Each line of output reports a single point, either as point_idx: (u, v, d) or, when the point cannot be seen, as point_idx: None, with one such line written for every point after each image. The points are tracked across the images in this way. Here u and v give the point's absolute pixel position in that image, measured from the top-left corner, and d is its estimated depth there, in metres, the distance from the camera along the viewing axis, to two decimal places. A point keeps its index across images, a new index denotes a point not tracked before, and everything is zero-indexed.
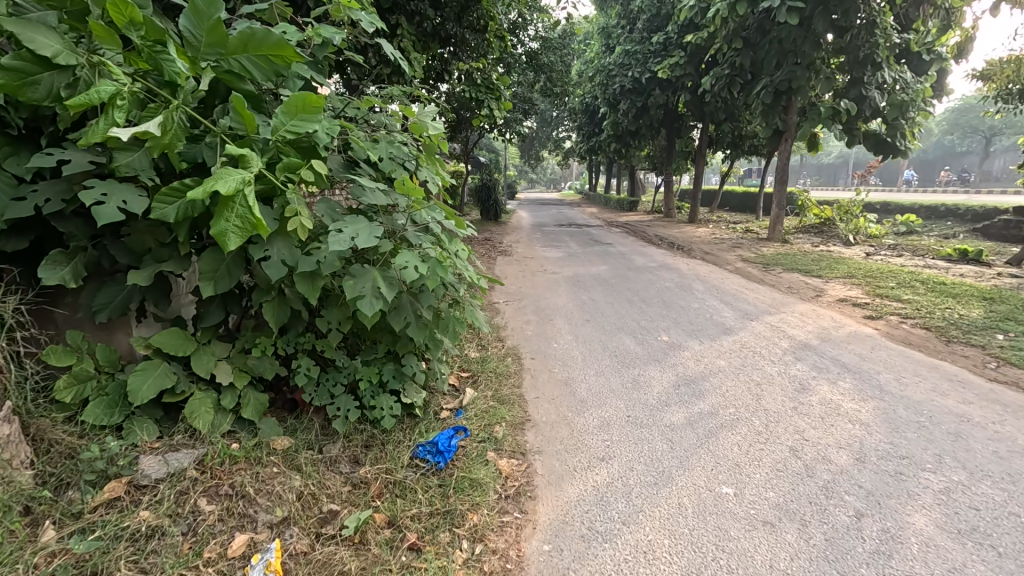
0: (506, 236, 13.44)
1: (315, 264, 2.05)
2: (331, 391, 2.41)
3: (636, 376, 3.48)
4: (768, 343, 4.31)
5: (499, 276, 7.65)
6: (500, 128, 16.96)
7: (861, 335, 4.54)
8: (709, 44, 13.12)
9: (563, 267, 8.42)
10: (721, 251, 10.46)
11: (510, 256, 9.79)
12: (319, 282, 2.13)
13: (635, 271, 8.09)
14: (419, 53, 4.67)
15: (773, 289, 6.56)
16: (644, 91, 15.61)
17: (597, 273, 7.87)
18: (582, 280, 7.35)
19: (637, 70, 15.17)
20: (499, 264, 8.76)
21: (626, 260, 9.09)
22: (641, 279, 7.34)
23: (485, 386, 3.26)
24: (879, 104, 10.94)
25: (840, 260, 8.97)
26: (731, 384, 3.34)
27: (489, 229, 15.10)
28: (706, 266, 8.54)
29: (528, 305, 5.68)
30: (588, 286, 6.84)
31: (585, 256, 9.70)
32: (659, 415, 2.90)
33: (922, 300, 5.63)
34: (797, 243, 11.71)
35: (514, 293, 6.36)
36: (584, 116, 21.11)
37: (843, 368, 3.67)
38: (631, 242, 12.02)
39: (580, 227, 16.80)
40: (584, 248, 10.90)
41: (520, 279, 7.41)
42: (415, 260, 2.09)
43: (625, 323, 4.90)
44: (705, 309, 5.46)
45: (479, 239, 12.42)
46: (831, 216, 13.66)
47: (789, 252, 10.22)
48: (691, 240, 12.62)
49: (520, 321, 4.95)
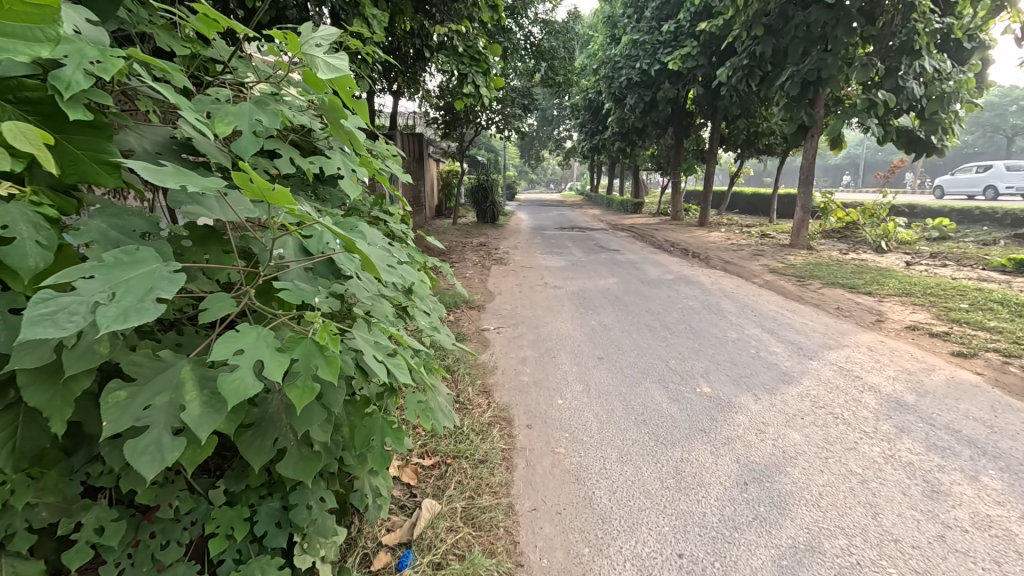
0: (503, 240, 12.33)
1: (48, 356, 0.93)
2: (157, 557, 1.28)
3: (678, 466, 2.40)
4: (845, 397, 3.21)
5: (492, 292, 6.52)
6: (498, 123, 15.81)
7: (964, 384, 3.43)
8: (725, 31, 12.04)
9: (567, 279, 7.28)
10: (743, 260, 9.34)
11: (505, 265, 8.67)
12: (72, 387, 1.00)
13: (649, 284, 6.99)
14: (380, 10, 3.57)
15: (819, 312, 5.44)
16: (653, 84, 14.48)
17: (606, 288, 6.74)
18: (589, 297, 6.22)
19: (645, 61, 14.01)
20: (492, 276, 7.65)
21: (637, 272, 7.95)
22: (659, 296, 6.22)
23: (458, 486, 2.20)
24: (919, 96, 9.83)
25: (883, 272, 7.85)
26: (821, 483, 2.25)
27: (484, 232, 13.97)
28: (731, 279, 7.40)
29: (525, 334, 4.57)
30: (598, 305, 5.74)
31: (591, 266, 8.61)
32: (732, 558, 1.81)
33: (1016, 329, 4.51)
34: (824, 250, 10.61)
35: (509, 316, 5.24)
36: (586, 113, 20.01)
37: (972, 447, 2.56)
38: (640, 249, 10.92)
39: (583, 230, 15.67)
40: (588, 256, 9.76)
41: (516, 296, 6.29)
42: (261, 347, 0.92)
43: (649, 362, 3.81)
44: (746, 342, 4.34)
45: (473, 245, 11.31)
46: (857, 220, 12.57)
47: (820, 262, 9.10)
48: (706, 246, 11.52)
49: (514, 360, 3.84)
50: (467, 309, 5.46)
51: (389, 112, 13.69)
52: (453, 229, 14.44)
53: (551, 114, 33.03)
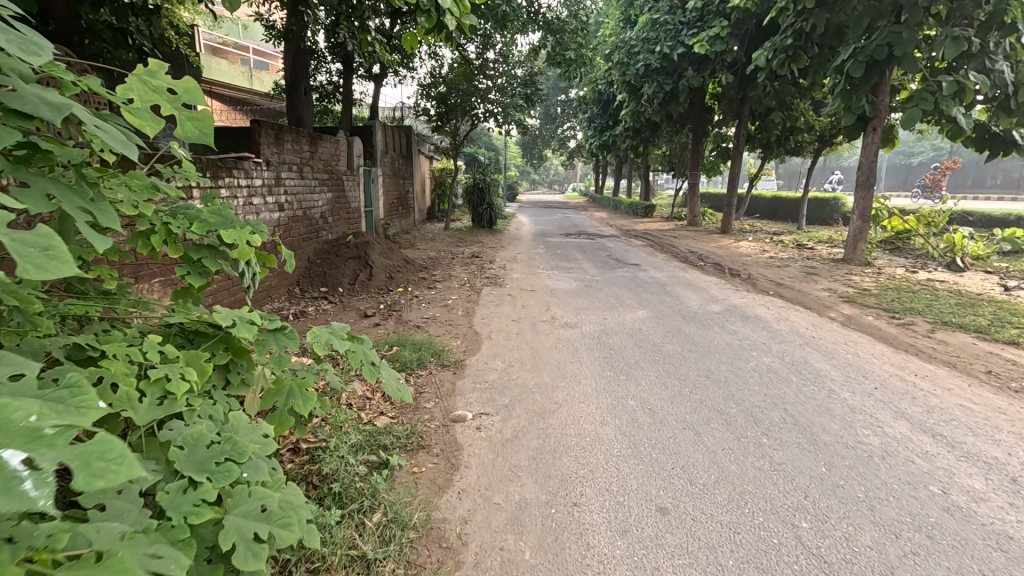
0: (501, 251, 10.52)
1: None
2: None
3: None
4: None
5: (479, 332, 4.72)
6: (498, 116, 13.97)
7: None
8: (764, 7, 10.22)
9: (580, 312, 5.44)
10: (797, 281, 7.51)
11: (501, 286, 6.87)
12: None
13: (693, 321, 5.15)
14: None
15: (970, 382, 3.58)
16: (675, 70, 12.58)
17: (636, 326, 4.91)
18: (611, 342, 4.40)
19: (666, 44, 12.10)
20: (481, 304, 5.82)
21: (671, 300, 6.09)
22: (712, 344, 4.40)
23: None
24: (1011, 79, 7.94)
25: (992, 301, 6.00)
26: None
27: (480, 240, 12.15)
28: (800, 314, 5.53)
29: (524, 431, 2.78)
30: (635, 361, 3.93)
31: (609, 289, 6.81)
32: None
33: None
34: (888, 267, 8.78)
35: (499, 384, 3.45)
36: (596, 106, 18.19)
37: None
38: (665, 264, 9.11)
39: (591, 237, 13.87)
40: (604, 274, 7.93)
41: (510, 339, 4.51)
42: None
43: (760, 528, 1.99)
44: (903, 459, 2.52)
45: (464, 256, 9.49)
46: (909, 230, 11.01)
47: (895, 284, 7.26)
48: (742, 260, 9.69)
49: (500, 518, 2.06)
50: (441, 372, 3.69)
51: (372, 99, 11.94)
52: (444, 235, 12.63)
53: (555, 111, 31.07)
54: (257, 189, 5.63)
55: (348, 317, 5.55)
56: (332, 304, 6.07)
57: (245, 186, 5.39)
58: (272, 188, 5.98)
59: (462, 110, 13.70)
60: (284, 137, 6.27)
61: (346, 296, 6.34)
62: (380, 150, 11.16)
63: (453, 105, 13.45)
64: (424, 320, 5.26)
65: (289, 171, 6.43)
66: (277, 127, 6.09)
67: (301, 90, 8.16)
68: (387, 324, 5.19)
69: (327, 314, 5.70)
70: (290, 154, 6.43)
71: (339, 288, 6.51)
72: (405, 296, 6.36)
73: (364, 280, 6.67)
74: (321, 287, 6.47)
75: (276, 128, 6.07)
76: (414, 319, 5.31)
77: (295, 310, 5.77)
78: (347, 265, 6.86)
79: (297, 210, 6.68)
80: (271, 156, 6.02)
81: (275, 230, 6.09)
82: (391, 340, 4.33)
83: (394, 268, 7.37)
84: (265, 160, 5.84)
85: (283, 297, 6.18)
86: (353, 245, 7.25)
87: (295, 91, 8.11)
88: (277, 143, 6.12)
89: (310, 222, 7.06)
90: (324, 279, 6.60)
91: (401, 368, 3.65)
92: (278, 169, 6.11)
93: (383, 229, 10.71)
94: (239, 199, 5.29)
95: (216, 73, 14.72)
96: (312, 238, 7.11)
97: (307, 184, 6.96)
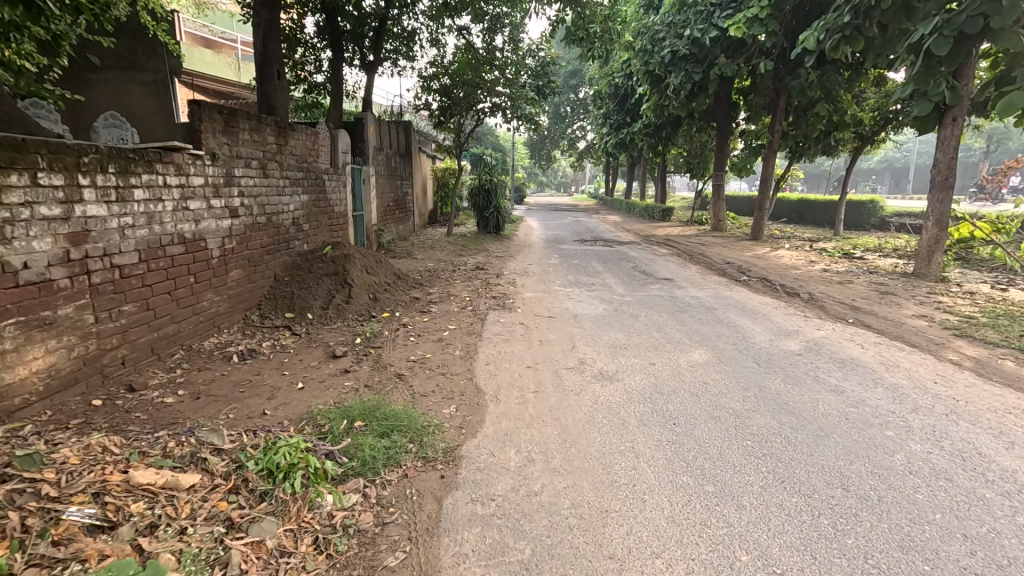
0: (510, 261, 9.20)
1: None
2: None
3: None
4: None
5: (482, 391, 3.36)
6: (506, 111, 12.66)
7: None
8: None
9: (618, 354, 4.09)
10: (875, 304, 6.14)
11: (511, 310, 5.57)
12: None
13: (773, 370, 3.78)
14: None
15: None
16: (705, 57, 11.19)
17: (700, 381, 3.55)
18: (673, 412, 3.04)
19: (696, 27, 10.71)
20: (485, 340, 4.48)
21: (730, 334, 4.71)
22: (818, 413, 3.03)
23: None
24: None
25: None
26: None
27: (486, 248, 10.81)
28: (912, 356, 4.14)
29: None
30: (721, 452, 2.58)
31: (644, 314, 5.51)
32: None
33: None
34: (970, 284, 7.38)
35: (512, 512, 2.11)
36: (612, 102, 16.89)
37: None
38: (702, 278, 7.78)
39: (609, 244, 12.54)
40: (634, 293, 6.61)
41: (526, 402, 3.21)
42: None
43: None
44: None
45: (467, 269, 8.20)
46: (964, 241, 9.72)
47: (1000, 307, 5.86)
48: (790, 273, 8.34)
49: None
50: (421, 478, 2.35)
51: (365, 89, 10.68)
52: (446, 243, 11.30)
53: (564, 111, 29.68)
54: (196, 191, 4.35)
55: (313, 357, 4.23)
56: (295, 337, 4.76)
57: (175, 186, 4.10)
58: (219, 188, 4.69)
59: (467, 104, 12.40)
60: (239, 125, 4.98)
61: (316, 325, 5.02)
62: (373, 147, 9.88)
63: (457, 99, 12.22)
64: (408, 365, 3.92)
65: (247, 168, 5.14)
66: (228, 111, 4.80)
67: (275, 73, 6.88)
68: (360, 371, 3.86)
69: (285, 351, 4.38)
70: (247, 147, 5.14)
71: (308, 314, 5.20)
72: (390, 325, 5.04)
73: (339, 304, 5.34)
74: (286, 313, 5.20)
75: (227, 112, 4.78)
76: (396, 364, 3.98)
77: (246, 347, 4.46)
78: (321, 283, 5.55)
79: (260, 217, 5.40)
80: (219, 148, 4.73)
81: (225, 242, 4.80)
82: (355, 408, 3.00)
83: (379, 286, 6.04)
84: (209, 153, 4.56)
85: (235, 327, 4.88)
86: (329, 259, 5.95)
87: (267, 74, 6.82)
88: (228, 132, 4.84)
89: (278, 230, 5.77)
90: (290, 303, 5.31)
91: (357, 473, 2.31)
92: (229, 163, 4.82)
93: (374, 236, 9.40)
94: (166, 202, 4.00)
95: (200, 64, 13.45)
96: (280, 251, 5.80)
97: (273, 184, 5.66)
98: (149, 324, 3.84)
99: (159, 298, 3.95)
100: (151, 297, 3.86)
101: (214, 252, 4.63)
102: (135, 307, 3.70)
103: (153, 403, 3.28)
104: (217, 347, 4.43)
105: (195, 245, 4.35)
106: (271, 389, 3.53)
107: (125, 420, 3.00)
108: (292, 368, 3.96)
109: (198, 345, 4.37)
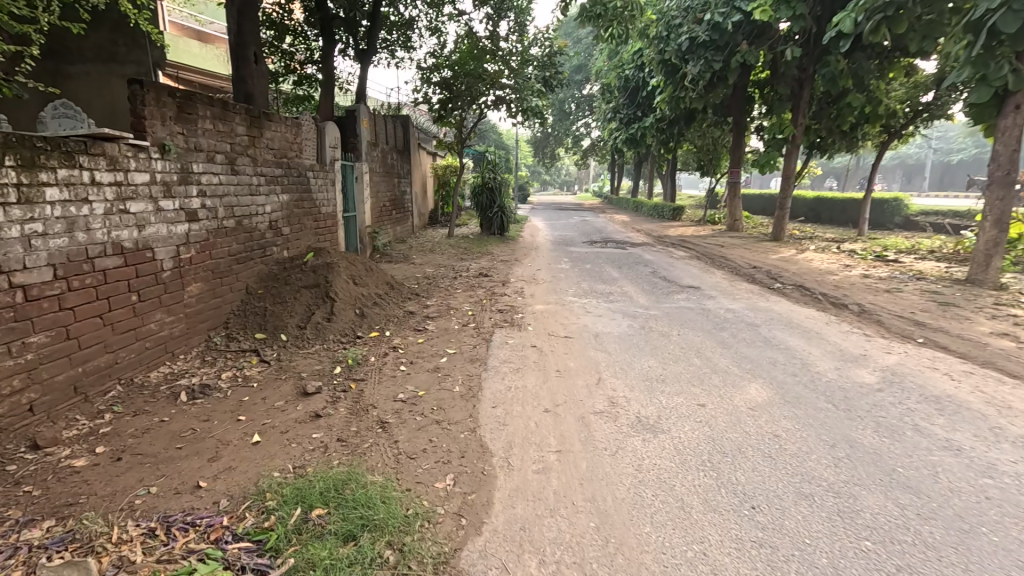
0: (515, 266, 8.39)
1: None
2: None
3: None
4: None
5: (488, 451, 2.57)
6: (510, 104, 11.88)
7: None
8: None
9: (657, 392, 3.28)
10: (940, 318, 5.30)
11: (519, 328, 4.78)
12: None
13: (858, 417, 2.97)
14: None
15: None
16: (726, 44, 10.36)
17: (770, 435, 2.74)
18: (749, 489, 2.24)
19: (717, 10, 9.87)
20: (490, 370, 3.68)
21: (787, 361, 3.90)
22: (946, 490, 2.23)
23: None
24: None
25: None
26: None
27: (490, 252, 9.99)
28: (1021, 393, 3.33)
29: None
30: (836, 567, 1.78)
31: (676, 332, 4.70)
32: None
33: None
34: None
35: None
36: (621, 95, 16.08)
37: None
38: (732, 286, 6.96)
39: (621, 246, 11.73)
40: (660, 305, 5.81)
41: (546, 469, 2.41)
42: None
43: None
44: None
45: (469, 276, 7.40)
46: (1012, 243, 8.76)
47: None
48: (828, 280, 7.50)
49: None
50: None
51: (360, 79, 9.89)
52: (446, 245, 10.50)
53: (570, 107, 28.77)
54: (138, 190, 3.56)
55: (279, 394, 3.43)
56: (263, 365, 3.97)
57: (108, 184, 3.32)
58: (172, 186, 3.91)
59: (469, 97, 11.56)
60: (197, 111, 4.19)
61: (290, 350, 4.23)
62: (367, 142, 9.08)
63: (458, 91, 11.42)
64: (394, 408, 3.13)
65: (209, 162, 4.35)
66: (182, 95, 4.01)
67: (252, 57, 6.08)
68: (333, 417, 3.07)
69: (247, 384, 3.58)
70: (210, 138, 4.34)
71: (282, 336, 4.41)
72: (377, 349, 4.24)
73: (319, 323, 4.55)
74: (256, 334, 4.44)
75: (180, 95, 3.99)
76: (380, 406, 3.18)
77: (201, 379, 3.67)
78: (299, 298, 4.76)
79: (227, 221, 4.60)
80: (173, 139, 3.94)
81: (180, 251, 4.01)
82: (316, 485, 2.21)
83: (369, 299, 5.24)
84: (157, 144, 3.77)
85: (193, 352, 4.09)
86: (310, 268, 5.17)
87: (242, 58, 6.02)
88: (184, 119, 4.04)
89: (250, 236, 4.97)
90: (262, 321, 4.54)
91: None
92: (185, 157, 4.03)
93: (367, 238, 8.60)
94: (95, 204, 3.22)
95: (187, 57, 12.68)
96: (253, 259, 5.01)
97: (244, 182, 4.87)
98: (70, 357, 3.06)
99: (85, 324, 3.16)
100: (75, 324, 3.08)
101: (165, 263, 3.85)
102: (50, 337, 2.92)
103: (55, 469, 2.49)
104: (165, 380, 3.64)
105: (137, 256, 3.56)
106: (216, 446, 2.74)
107: (7, 500, 2.22)
108: (250, 411, 3.18)
109: (142, 378, 3.58)
